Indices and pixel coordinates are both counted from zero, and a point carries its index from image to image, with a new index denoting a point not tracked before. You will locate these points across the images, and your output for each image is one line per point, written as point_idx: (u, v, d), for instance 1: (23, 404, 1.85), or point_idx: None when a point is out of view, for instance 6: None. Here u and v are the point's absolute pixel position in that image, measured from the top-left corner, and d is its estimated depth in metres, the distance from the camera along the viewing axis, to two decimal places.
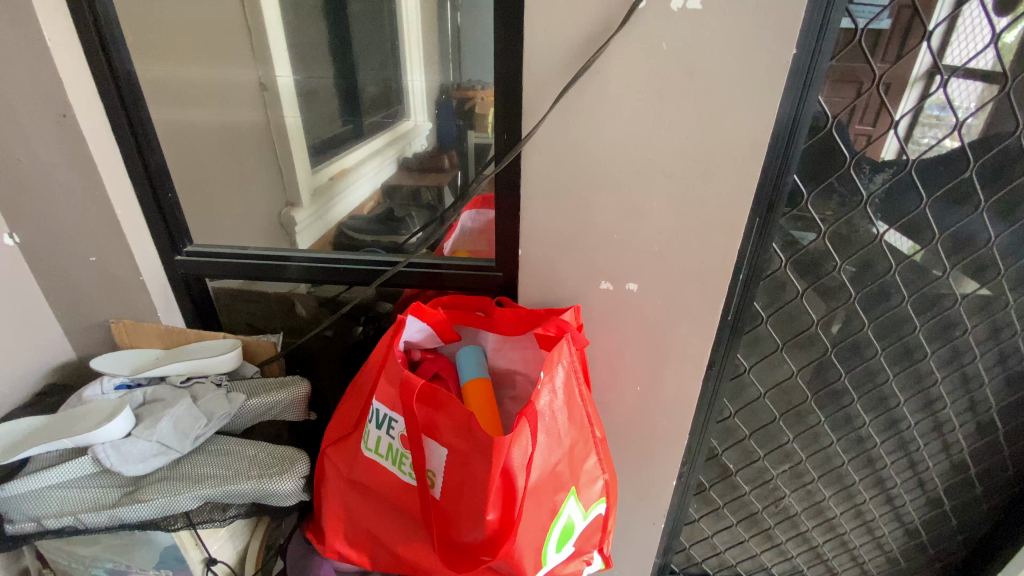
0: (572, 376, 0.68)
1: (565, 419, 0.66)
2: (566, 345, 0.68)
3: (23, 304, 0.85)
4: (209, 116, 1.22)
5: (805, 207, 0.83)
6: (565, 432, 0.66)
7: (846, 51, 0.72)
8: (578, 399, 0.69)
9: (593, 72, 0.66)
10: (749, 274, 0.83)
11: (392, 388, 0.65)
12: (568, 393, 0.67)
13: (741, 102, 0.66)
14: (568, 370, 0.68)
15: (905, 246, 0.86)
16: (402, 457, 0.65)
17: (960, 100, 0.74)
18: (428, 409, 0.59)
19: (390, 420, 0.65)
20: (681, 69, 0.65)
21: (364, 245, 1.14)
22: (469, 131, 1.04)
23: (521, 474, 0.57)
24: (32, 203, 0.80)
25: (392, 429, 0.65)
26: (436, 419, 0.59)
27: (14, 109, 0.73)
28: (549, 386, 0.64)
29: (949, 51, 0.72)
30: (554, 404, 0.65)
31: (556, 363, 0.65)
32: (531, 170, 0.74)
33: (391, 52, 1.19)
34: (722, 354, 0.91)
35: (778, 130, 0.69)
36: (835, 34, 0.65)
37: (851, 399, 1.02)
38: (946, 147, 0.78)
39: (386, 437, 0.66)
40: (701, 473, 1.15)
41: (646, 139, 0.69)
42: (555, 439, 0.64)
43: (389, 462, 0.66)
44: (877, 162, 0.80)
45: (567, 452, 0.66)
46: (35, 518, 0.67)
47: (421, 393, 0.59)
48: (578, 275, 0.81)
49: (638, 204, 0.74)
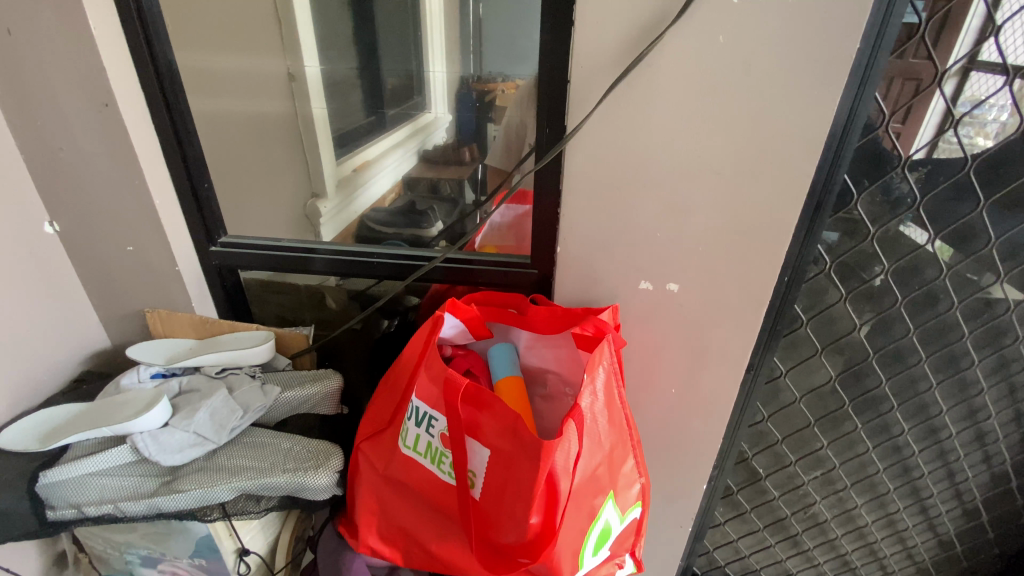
0: (613, 378, 0.67)
1: (606, 422, 0.65)
2: (608, 346, 0.67)
3: (62, 291, 0.86)
4: (240, 107, 1.22)
5: (854, 208, 0.80)
6: (605, 436, 0.65)
7: (906, 46, 0.69)
8: (618, 402, 0.68)
9: (643, 65, 0.64)
10: (792, 277, 0.79)
11: (432, 386, 0.64)
12: (608, 396, 0.66)
13: (800, 97, 0.63)
14: (609, 372, 0.67)
15: (934, 247, 0.82)
16: (441, 456, 0.64)
17: (992, 97, 0.70)
18: (472, 408, 0.59)
19: (430, 418, 0.64)
20: (736, 63, 0.62)
21: (387, 238, 1.13)
22: (488, 123, 1.04)
23: (565, 478, 0.56)
24: (73, 192, 0.80)
25: (431, 427, 0.64)
26: (480, 418, 0.59)
27: (56, 98, 0.73)
28: (592, 388, 0.63)
29: (987, 46, 0.68)
30: (596, 406, 0.64)
31: (598, 365, 0.64)
32: (574, 166, 0.72)
33: (414, 43, 1.19)
34: (760, 357, 0.88)
35: (837, 126, 0.66)
36: (897, 29, 0.62)
37: (890, 407, 0.99)
38: (978, 146, 0.74)
39: (425, 435, 0.65)
40: (729, 476, 1.13)
41: (695, 136, 0.67)
42: (597, 443, 0.63)
43: (427, 460, 0.65)
44: (906, 160, 0.76)
45: (607, 455, 0.65)
46: (75, 505, 0.68)
47: (464, 392, 0.58)
48: (617, 273, 0.80)
49: (683, 202, 0.72)
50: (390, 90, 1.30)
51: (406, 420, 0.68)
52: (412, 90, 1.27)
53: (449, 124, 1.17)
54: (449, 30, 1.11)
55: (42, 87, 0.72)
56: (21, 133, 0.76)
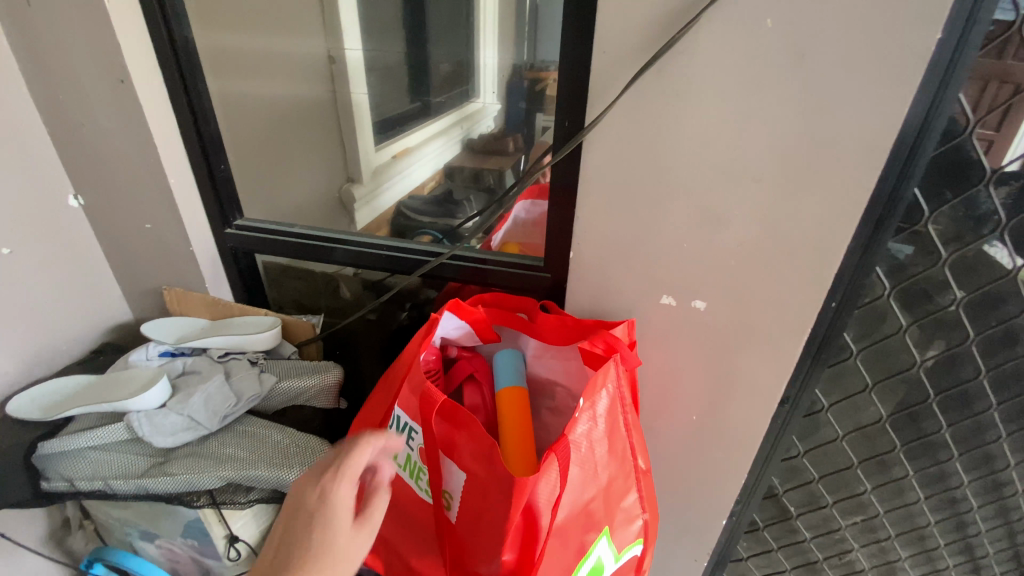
0: (617, 403, 0.61)
1: (603, 451, 0.59)
2: (614, 366, 0.60)
3: (85, 264, 0.89)
4: (276, 90, 1.22)
5: (923, 229, 0.69)
6: (602, 466, 0.59)
7: (994, 47, 0.57)
8: (621, 429, 0.62)
9: (674, 53, 0.56)
10: (842, 302, 0.69)
11: (413, 396, 0.61)
12: (610, 422, 0.60)
13: (859, 95, 0.53)
14: (613, 396, 0.60)
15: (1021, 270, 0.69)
16: (419, 471, 0.60)
17: None
18: (447, 426, 0.54)
19: (410, 429, 0.61)
20: (783, 53, 0.54)
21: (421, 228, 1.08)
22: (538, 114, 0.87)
23: (545, 513, 0.51)
24: (96, 168, 0.83)
25: (412, 439, 0.61)
26: (456, 439, 0.54)
27: (76, 75, 0.75)
28: (589, 414, 0.57)
29: None
30: (592, 433, 0.58)
31: (599, 390, 0.58)
32: (590, 165, 0.66)
33: (466, 25, 1.12)
34: (798, 389, 0.78)
35: (912, 131, 0.56)
36: (986, 26, 0.52)
37: (949, 455, 0.86)
38: None
39: (405, 448, 0.62)
40: (755, 511, 1.03)
41: (731, 137, 0.59)
42: (590, 474, 0.57)
43: (407, 473, 0.62)
44: (998, 173, 0.64)
45: (602, 487, 0.59)
46: (68, 478, 0.69)
47: (441, 408, 0.54)
48: (638, 285, 0.72)
49: (715, 209, 0.63)
50: (441, 74, 1.25)
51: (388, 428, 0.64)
52: (462, 76, 1.21)
53: (498, 113, 1.10)
54: (503, 15, 1.02)
55: (67, 63, 0.74)
56: (49, 109, 0.79)
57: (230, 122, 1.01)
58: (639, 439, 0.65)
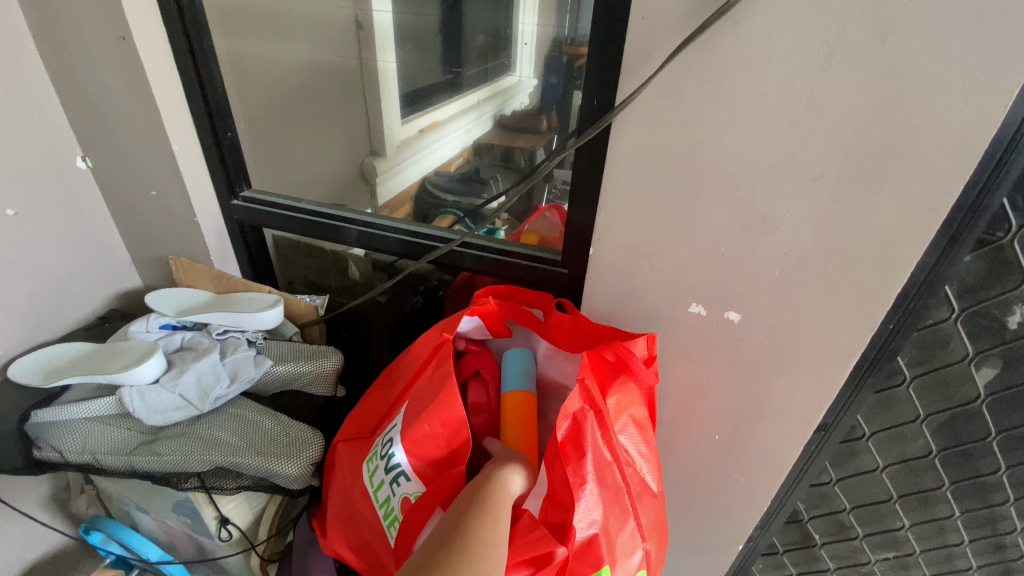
0: (601, 430, 0.55)
1: (592, 483, 0.54)
2: (583, 390, 0.55)
3: (93, 228, 0.88)
4: (301, 56, 1.16)
5: (1007, 244, 0.59)
6: (593, 499, 0.53)
7: None
8: (611, 456, 0.56)
9: (722, 24, 0.48)
10: (899, 324, 0.60)
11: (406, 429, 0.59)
12: (596, 448, 0.55)
13: (947, 81, 0.44)
14: (595, 421, 0.55)
15: None
16: (396, 518, 0.58)
17: None
18: (433, 468, 0.57)
19: (398, 475, 0.58)
20: (857, 24, 0.44)
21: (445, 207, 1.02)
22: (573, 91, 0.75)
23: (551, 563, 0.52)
24: (102, 129, 0.80)
25: (398, 485, 0.58)
26: (434, 482, 0.55)
27: (80, 30, 0.72)
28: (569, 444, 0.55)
29: None
30: (579, 464, 0.54)
31: (561, 417, 0.54)
32: (617, 151, 0.58)
33: None
34: (837, 415, 0.69)
35: (1013, 127, 0.46)
36: None
37: (1004, 498, 0.76)
38: None
39: (387, 488, 0.59)
40: (775, 535, 0.95)
41: (782, 128, 0.50)
42: (580, 509, 0.52)
43: (382, 508, 0.60)
44: None
45: (594, 521, 0.53)
46: (58, 450, 0.68)
47: (428, 453, 0.57)
48: (664, 290, 0.65)
49: (760, 210, 0.55)
50: (478, 46, 1.11)
51: (376, 455, 0.61)
52: (500, 47, 1.06)
53: (532, 89, 0.97)
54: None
55: (69, 17, 0.71)
56: (54, 65, 0.77)
57: (245, 88, 0.95)
58: (635, 469, 0.59)
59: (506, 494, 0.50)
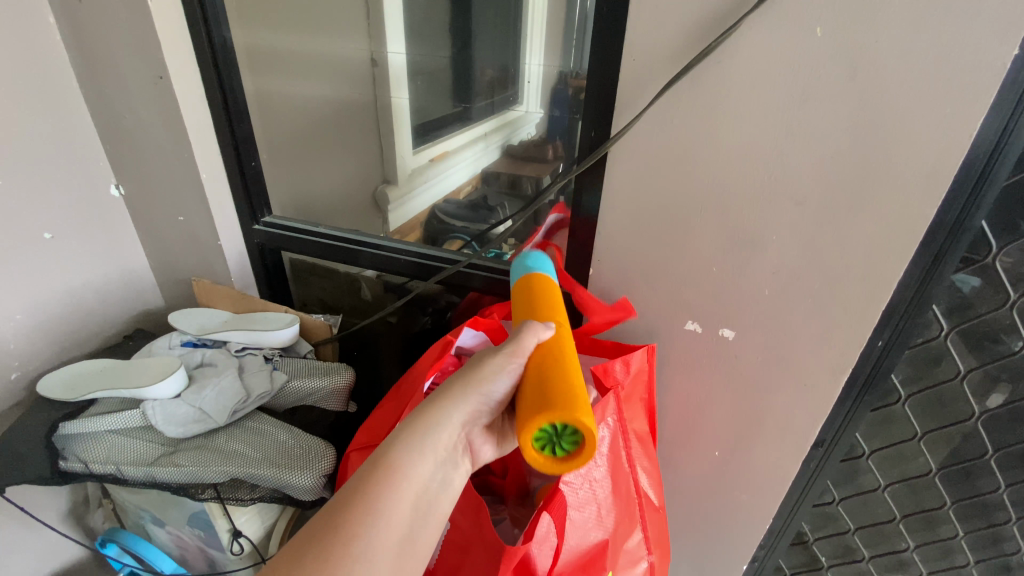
0: (618, 436, 0.57)
1: (607, 492, 0.55)
2: (615, 399, 0.56)
3: (121, 251, 0.93)
4: (319, 91, 1.23)
5: (990, 264, 0.61)
6: (606, 508, 0.55)
7: None
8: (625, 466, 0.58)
9: (707, 64, 0.52)
10: (889, 342, 0.63)
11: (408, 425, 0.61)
12: (613, 458, 0.57)
13: (914, 117, 0.48)
14: (615, 430, 0.57)
15: None
16: None
17: None
18: None
19: None
20: (828, 66, 0.49)
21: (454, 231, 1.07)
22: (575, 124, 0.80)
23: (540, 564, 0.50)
24: (135, 159, 0.86)
25: None
26: None
27: (121, 70, 0.79)
28: None
29: None
30: (592, 472, 0.54)
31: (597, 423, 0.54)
32: (613, 178, 0.62)
33: (513, 30, 1.05)
34: (835, 432, 0.71)
35: (981, 156, 0.49)
36: None
37: (1006, 518, 0.76)
38: None
39: None
40: (781, 557, 0.95)
41: (765, 158, 0.54)
42: (593, 518, 0.54)
43: None
44: None
45: (607, 530, 0.55)
46: (84, 460, 0.71)
47: None
48: (661, 308, 0.68)
49: (749, 233, 0.59)
50: (486, 81, 1.17)
51: None
52: (507, 82, 1.13)
53: (538, 120, 1.02)
54: (553, 15, 0.92)
55: (113, 59, 0.79)
56: (96, 102, 0.84)
57: (267, 121, 1.02)
58: (642, 479, 0.62)
59: (392, 482, 0.45)
